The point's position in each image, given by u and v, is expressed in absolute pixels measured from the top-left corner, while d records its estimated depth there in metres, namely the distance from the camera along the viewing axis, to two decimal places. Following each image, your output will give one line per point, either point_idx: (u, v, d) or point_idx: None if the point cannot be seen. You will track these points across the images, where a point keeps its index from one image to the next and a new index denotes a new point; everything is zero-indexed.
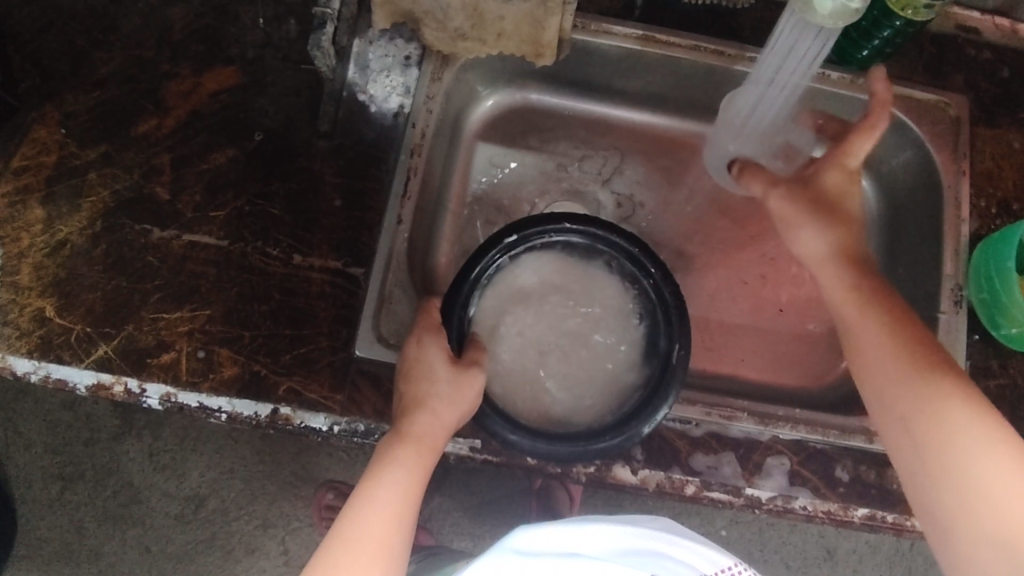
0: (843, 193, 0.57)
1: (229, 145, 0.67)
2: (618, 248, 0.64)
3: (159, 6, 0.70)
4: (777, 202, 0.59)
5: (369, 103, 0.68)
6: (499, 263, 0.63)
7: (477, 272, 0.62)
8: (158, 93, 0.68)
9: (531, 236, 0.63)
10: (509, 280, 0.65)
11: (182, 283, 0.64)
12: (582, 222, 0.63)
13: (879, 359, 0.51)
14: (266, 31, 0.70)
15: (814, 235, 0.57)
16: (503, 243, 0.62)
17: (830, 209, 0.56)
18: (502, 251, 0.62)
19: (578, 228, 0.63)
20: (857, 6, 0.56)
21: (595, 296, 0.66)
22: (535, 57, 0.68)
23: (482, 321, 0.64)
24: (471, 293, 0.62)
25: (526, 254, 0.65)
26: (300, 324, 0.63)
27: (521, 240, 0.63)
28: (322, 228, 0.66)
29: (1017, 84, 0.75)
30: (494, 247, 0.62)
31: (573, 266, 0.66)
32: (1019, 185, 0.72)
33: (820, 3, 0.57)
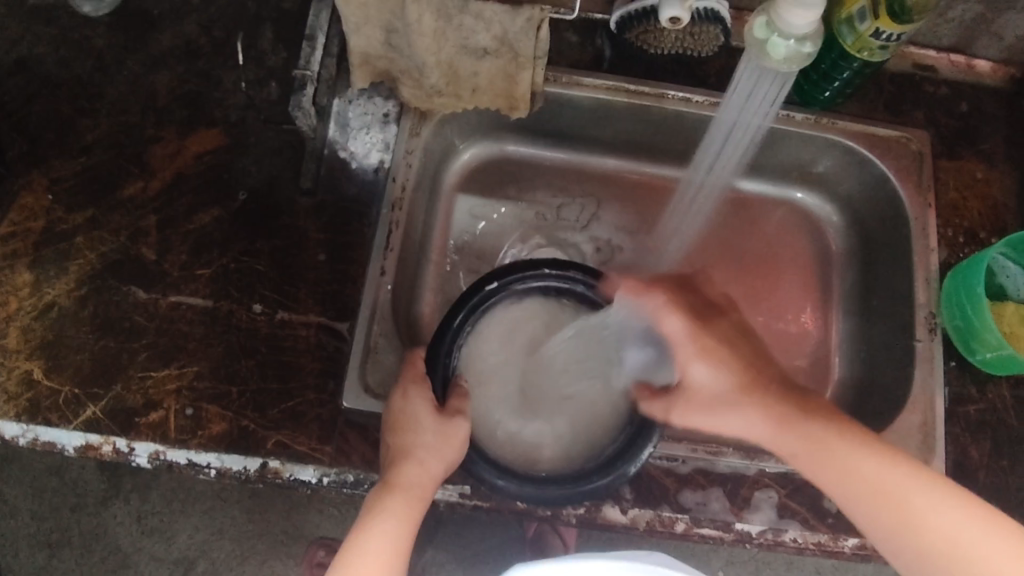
0: (720, 373, 0.58)
1: (214, 205, 0.69)
2: (597, 291, 0.66)
3: (143, 73, 0.72)
4: (684, 417, 0.60)
5: (350, 160, 0.70)
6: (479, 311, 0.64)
7: (459, 320, 0.63)
8: (144, 157, 0.70)
9: (510, 283, 0.64)
10: (495, 329, 0.66)
11: (169, 341, 0.64)
12: (560, 267, 0.65)
13: (814, 458, 0.52)
14: (248, 93, 0.72)
15: (736, 421, 0.57)
16: (484, 290, 0.64)
17: (718, 393, 0.58)
18: (482, 300, 0.64)
19: (556, 273, 0.65)
20: (809, 50, 0.58)
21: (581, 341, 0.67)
22: (510, 110, 0.71)
23: (466, 370, 0.65)
24: (454, 340, 0.63)
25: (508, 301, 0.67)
26: (287, 378, 0.64)
27: (501, 287, 0.64)
28: (307, 281, 0.67)
29: (976, 117, 0.78)
30: (475, 294, 0.64)
31: (556, 311, 0.68)
32: (985, 214, 0.75)
33: (773, 49, 0.59)
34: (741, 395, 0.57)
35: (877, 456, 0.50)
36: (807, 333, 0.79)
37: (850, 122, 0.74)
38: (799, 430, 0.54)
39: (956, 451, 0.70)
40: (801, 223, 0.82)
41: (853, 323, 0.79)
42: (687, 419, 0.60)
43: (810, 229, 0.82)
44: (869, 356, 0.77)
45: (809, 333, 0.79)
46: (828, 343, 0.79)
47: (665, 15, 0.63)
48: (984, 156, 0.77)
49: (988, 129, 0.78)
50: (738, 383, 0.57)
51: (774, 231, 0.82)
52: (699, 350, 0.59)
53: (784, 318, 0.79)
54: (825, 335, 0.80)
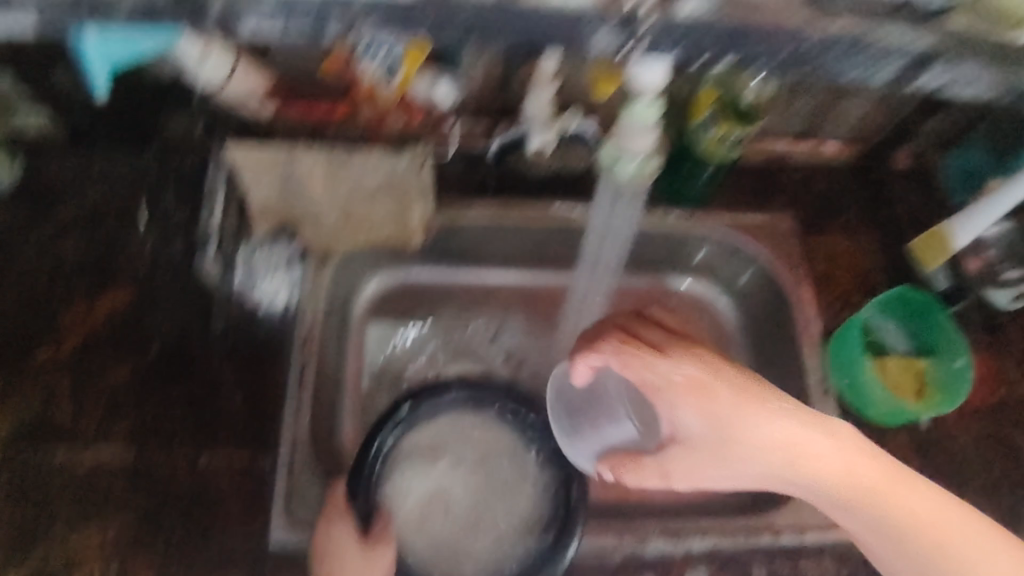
0: (712, 400, 0.57)
1: (126, 361, 0.70)
2: (504, 403, 0.69)
3: (49, 245, 0.75)
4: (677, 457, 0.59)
5: (258, 306, 0.74)
6: (393, 438, 0.66)
7: (375, 448, 0.65)
8: (56, 321, 0.72)
9: (419, 407, 0.67)
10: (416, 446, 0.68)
11: (89, 498, 0.63)
12: (468, 386, 0.69)
13: (823, 464, 0.55)
14: (154, 251, 0.75)
15: (718, 459, 0.58)
16: (395, 417, 0.66)
17: (706, 415, 0.57)
18: (397, 425, 0.66)
19: (463, 393, 0.69)
20: (650, 168, 0.68)
21: (494, 457, 0.70)
22: (405, 244, 0.80)
23: (390, 493, 0.67)
24: (372, 469, 0.64)
25: (419, 425, 0.68)
26: (212, 522, 0.63)
27: (412, 411, 0.67)
28: (224, 424, 0.68)
29: (832, 194, 0.87)
30: (387, 423, 0.66)
31: (467, 429, 0.70)
32: (854, 281, 0.82)
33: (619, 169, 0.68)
34: (746, 404, 0.57)
35: (892, 472, 0.55)
36: None
37: (722, 214, 0.82)
38: (810, 440, 0.55)
39: None
40: (694, 308, 0.88)
41: None
42: (686, 466, 0.59)
43: (702, 313, 0.88)
44: None
45: None
46: None
47: (534, 138, 0.75)
48: (845, 227, 0.85)
49: (844, 203, 0.86)
50: (742, 391, 0.57)
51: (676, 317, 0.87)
52: (683, 378, 0.58)
53: None
54: None
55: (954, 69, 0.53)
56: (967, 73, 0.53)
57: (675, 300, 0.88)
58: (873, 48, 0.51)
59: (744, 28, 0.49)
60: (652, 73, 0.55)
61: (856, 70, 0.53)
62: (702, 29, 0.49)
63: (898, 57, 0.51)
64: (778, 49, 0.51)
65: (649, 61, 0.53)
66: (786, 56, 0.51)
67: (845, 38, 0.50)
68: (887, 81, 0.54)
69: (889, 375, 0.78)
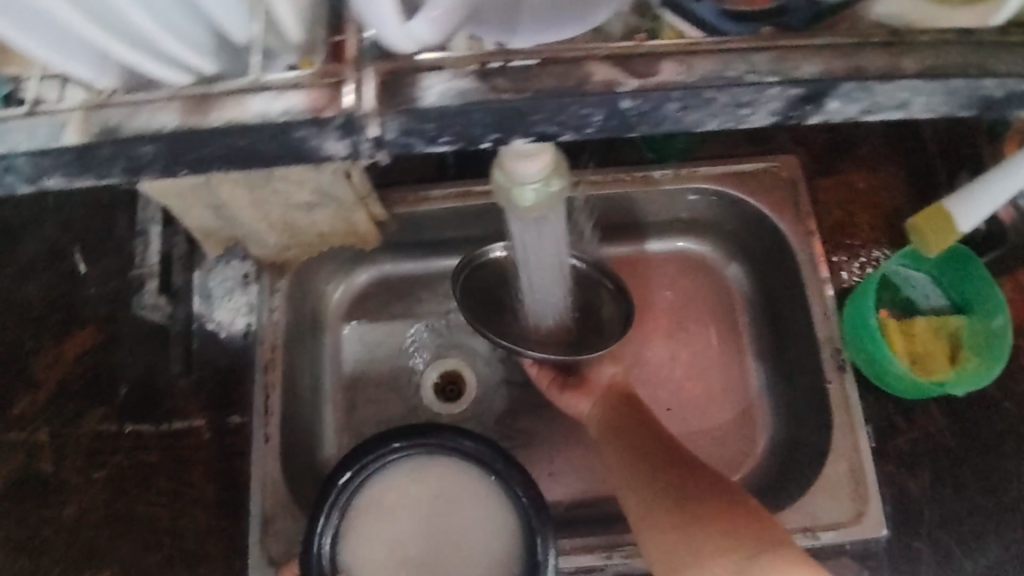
0: None
1: (99, 405, 0.70)
2: (468, 451, 0.60)
3: (14, 285, 0.74)
4: None
5: (219, 329, 0.72)
6: (343, 503, 0.58)
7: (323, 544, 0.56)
8: (29, 373, 0.72)
9: (367, 462, 0.59)
10: (367, 493, 0.60)
11: (39, 542, 0.67)
12: (412, 436, 0.60)
13: None
14: (111, 286, 0.73)
15: None
16: (341, 481, 0.58)
17: None
18: (343, 491, 0.58)
19: (410, 444, 0.60)
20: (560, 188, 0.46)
21: (446, 498, 0.60)
22: (362, 244, 0.72)
23: (348, 566, 0.58)
24: (321, 539, 0.57)
25: (383, 472, 0.60)
26: (195, 566, 0.66)
27: (358, 472, 0.59)
28: (198, 464, 0.68)
29: (846, 126, 0.77)
30: (332, 487, 0.58)
31: (427, 469, 0.61)
32: (875, 228, 0.74)
33: (522, 197, 0.46)
34: None
35: None
36: (720, 378, 0.77)
37: (711, 166, 0.74)
38: None
39: (893, 488, 0.67)
40: (698, 269, 0.81)
41: (772, 366, 0.77)
42: None
43: (706, 272, 0.81)
44: (795, 404, 0.74)
45: (723, 379, 0.77)
46: (751, 390, 0.77)
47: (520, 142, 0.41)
48: (862, 162, 0.76)
49: (863, 137, 0.76)
50: None
51: (677, 290, 0.80)
52: None
53: (687, 369, 0.77)
54: (746, 380, 0.77)
55: (858, 96, 0.37)
56: (900, 97, 0.37)
57: (688, 273, 0.81)
58: (713, 95, 0.36)
59: (532, 103, 0.35)
60: (548, 159, 0.43)
61: (714, 118, 0.38)
62: (473, 118, 0.36)
63: (778, 82, 0.36)
64: (570, 120, 0.37)
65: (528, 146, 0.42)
66: (606, 122, 0.37)
67: (636, 114, 0.37)
68: (775, 110, 0.38)
69: (915, 339, 0.70)
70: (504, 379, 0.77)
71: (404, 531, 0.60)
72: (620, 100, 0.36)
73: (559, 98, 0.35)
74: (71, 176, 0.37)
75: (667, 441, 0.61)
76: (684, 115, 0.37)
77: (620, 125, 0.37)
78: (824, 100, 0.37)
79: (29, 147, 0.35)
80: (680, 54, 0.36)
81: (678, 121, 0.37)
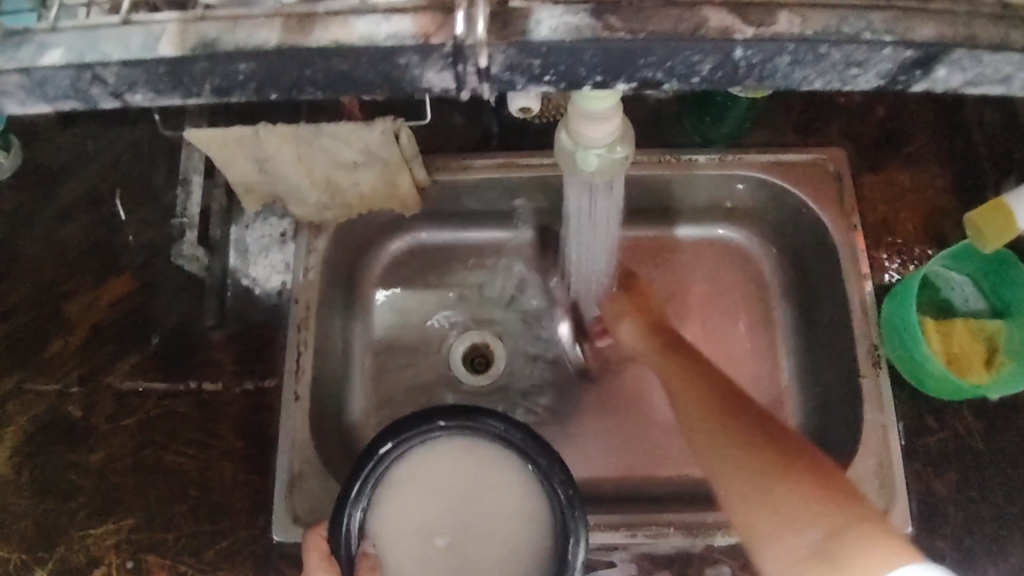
0: None
1: (132, 352, 0.71)
2: (507, 433, 0.59)
3: (54, 228, 0.75)
4: None
5: (254, 286, 0.71)
6: (378, 474, 0.58)
7: (355, 515, 0.57)
8: (63, 314, 0.72)
9: (407, 438, 0.59)
10: (402, 465, 0.60)
11: (66, 483, 0.68)
12: (456, 416, 0.59)
13: None
14: (151, 236, 0.74)
15: None
16: (379, 453, 0.58)
17: None
18: (380, 463, 0.58)
19: (454, 424, 0.59)
20: (624, 156, 0.45)
21: (481, 479, 0.60)
22: (404, 208, 0.71)
23: (377, 536, 0.58)
24: (354, 508, 0.57)
25: (421, 448, 0.60)
26: (219, 517, 0.66)
27: (397, 446, 0.59)
28: (227, 416, 0.69)
29: (895, 122, 0.76)
30: (370, 458, 0.58)
31: (466, 449, 0.60)
32: (920, 226, 0.73)
33: (585, 161, 0.45)
34: None
35: None
36: (750, 368, 0.77)
37: (758, 154, 0.73)
38: None
39: (920, 488, 0.67)
40: (735, 257, 0.80)
41: (803, 359, 0.76)
42: None
43: (743, 261, 0.80)
44: (824, 398, 0.73)
45: (753, 368, 0.77)
46: (780, 381, 0.77)
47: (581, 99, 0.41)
48: (910, 160, 0.75)
49: (913, 134, 0.75)
50: None
51: (713, 274, 0.80)
52: None
53: (720, 355, 0.77)
54: (776, 370, 0.77)
55: (965, 65, 0.38)
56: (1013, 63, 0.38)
57: (725, 259, 0.80)
58: (831, 51, 0.37)
59: (644, 45, 0.36)
60: (614, 124, 0.43)
61: (819, 76, 0.38)
62: (590, 55, 0.37)
63: (892, 42, 0.37)
64: (678, 68, 0.37)
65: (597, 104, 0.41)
66: (719, 70, 0.37)
67: (755, 64, 0.37)
68: (884, 73, 0.38)
69: (953, 340, 0.69)
70: (533, 353, 0.77)
71: (435, 507, 0.59)
72: (733, 49, 0.36)
73: (682, 37, 0.36)
74: (157, 92, 0.39)
75: (740, 396, 0.58)
76: (792, 70, 0.38)
77: (725, 77, 0.38)
78: (943, 60, 0.38)
79: (123, 56, 0.38)
80: (801, 8, 0.37)
81: (792, 74, 0.38)
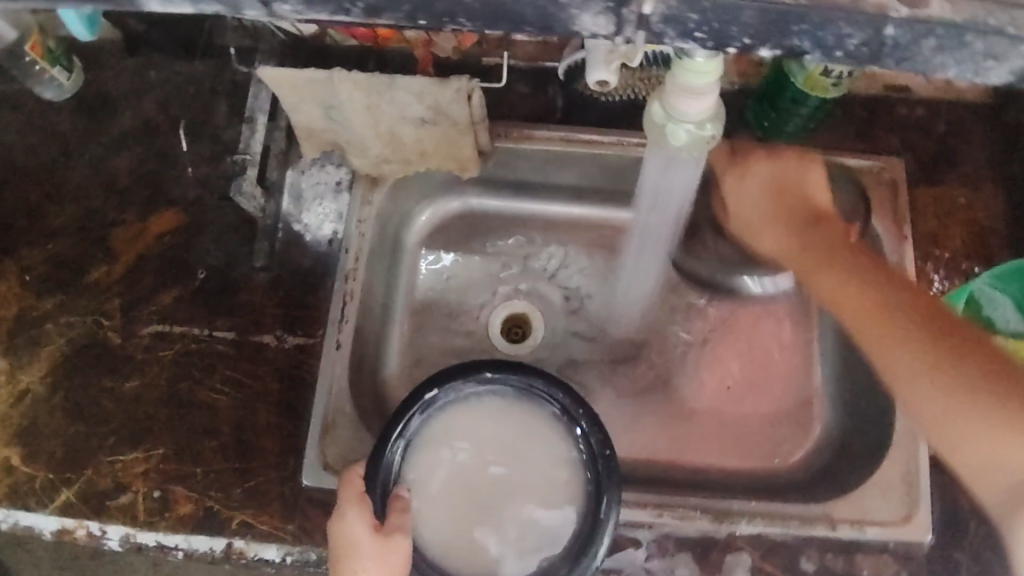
0: None
1: (175, 284, 0.71)
2: (552, 395, 0.60)
3: (105, 155, 0.74)
4: None
5: (304, 232, 0.71)
6: (420, 418, 0.59)
7: (392, 455, 0.57)
8: (108, 241, 0.72)
9: (453, 386, 0.59)
10: (444, 413, 0.61)
11: (99, 407, 0.68)
12: (504, 370, 0.59)
13: None
14: (203, 172, 0.74)
15: None
16: (424, 398, 0.59)
17: None
18: (425, 407, 0.59)
19: (500, 377, 0.60)
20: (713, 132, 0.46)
21: (520, 433, 0.61)
22: (461, 170, 0.71)
23: (411, 482, 0.60)
24: (394, 448, 0.58)
25: (465, 398, 0.61)
26: (249, 456, 0.67)
27: (442, 393, 0.59)
28: (264, 358, 0.69)
29: (955, 137, 0.76)
30: (414, 401, 0.59)
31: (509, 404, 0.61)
32: (970, 243, 0.73)
33: (674, 136, 0.47)
34: None
35: None
36: (784, 365, 0.76)
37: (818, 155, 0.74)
38: None
39: (943, 500, 0.67)
40: None
41: None
42: None
43: None
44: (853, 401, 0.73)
45: (788, 366, 0.76)
46: (813, 386, 0.76)
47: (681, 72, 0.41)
48: (966, 177, 0.75)
49: (972, 151, 0.75)
50: None
51: None
52: None
53: (755, 352, 0.77)
54: (810, 376, 0.76)
55: None
56: None
57: None
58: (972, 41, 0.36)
59: (803, 11, 0.36)
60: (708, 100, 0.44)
61: (955, 64, 0.38)
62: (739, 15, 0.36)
63: None
64: (826, 40, 0.37)
65: (697, 77, 0.41)
66: (863, 46, 0.37)
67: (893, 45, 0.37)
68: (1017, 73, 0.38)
69: None
70: (570, 330, 0.77)
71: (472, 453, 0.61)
72: (883, 27, 0.36)
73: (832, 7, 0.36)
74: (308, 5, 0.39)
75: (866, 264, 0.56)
76: (935, 56, 0.37)
77: (869, 54, 0.37)
78: None
79: None
80: None
81: (928, 62, 0.37)
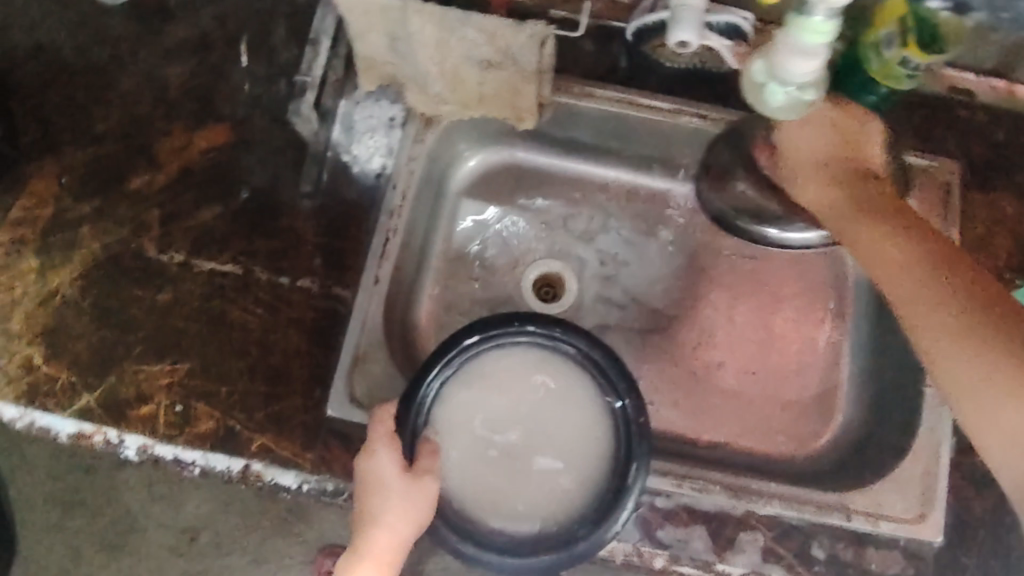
0: None
1: (216, 202, 0.70)
2: (590, 355, 0.59)
3: (157, 64, 0.73)
4: None
5: (353, 163, 0.71)
6: (456, 365, 0.58)
7: (425, 396, 0.57)
8: (152, 150, 0.71)
9: (492, 336, 0.58)
10: (479, 360, 0.60)
11: (129, 315, 0.68)
12: (546, 325, 0.58)
13: None
14: (254, 92, 0.72)
15: None
16: (463, 344, 0.58)
17: None
18: (462, 353, 0.58)
19: (541, 332, 0.59)
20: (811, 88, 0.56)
21: (553, 390, 0.61)
22: (517, 120, 0.70)
23: (439, 425, 0.59)
24: (428, 390, 0.57)
25: (502, 348, 0.60)
26: (276, 382, 0.66)
27: (480, 341, 0.58)
28: (299, 285, 0.68)
29: (1011, 147, 0.75)
30: (453, 346, 0.58)
31: (544, 360, 0.61)
32: (1014, 254, 0.73)
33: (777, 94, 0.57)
34: None
35: None
36: (812, 355, 0.76)
37: None
38: None
39: (958, 503, 0.67)
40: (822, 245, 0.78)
41: None
42: None
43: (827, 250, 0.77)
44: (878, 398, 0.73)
45: (814, 355, 0.76)
46: (837, 376, 0.76)
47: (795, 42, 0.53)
48: (1018, 188, 0.74)
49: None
50: None
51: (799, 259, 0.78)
52: None
53: (785, 338, 0.76)
54: (837, 365, 0.76)
55: None
56: None
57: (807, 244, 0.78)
58: None
59: None
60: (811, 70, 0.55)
61: None
62: None
63: None
64: None
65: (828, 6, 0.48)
66: None
67: None
68: None
69: None
70: (603, 295, 0.77)
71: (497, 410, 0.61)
72: None
73: None
74: None
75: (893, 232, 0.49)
76: None
77: None
78: None
79: None
80: None
81: None
